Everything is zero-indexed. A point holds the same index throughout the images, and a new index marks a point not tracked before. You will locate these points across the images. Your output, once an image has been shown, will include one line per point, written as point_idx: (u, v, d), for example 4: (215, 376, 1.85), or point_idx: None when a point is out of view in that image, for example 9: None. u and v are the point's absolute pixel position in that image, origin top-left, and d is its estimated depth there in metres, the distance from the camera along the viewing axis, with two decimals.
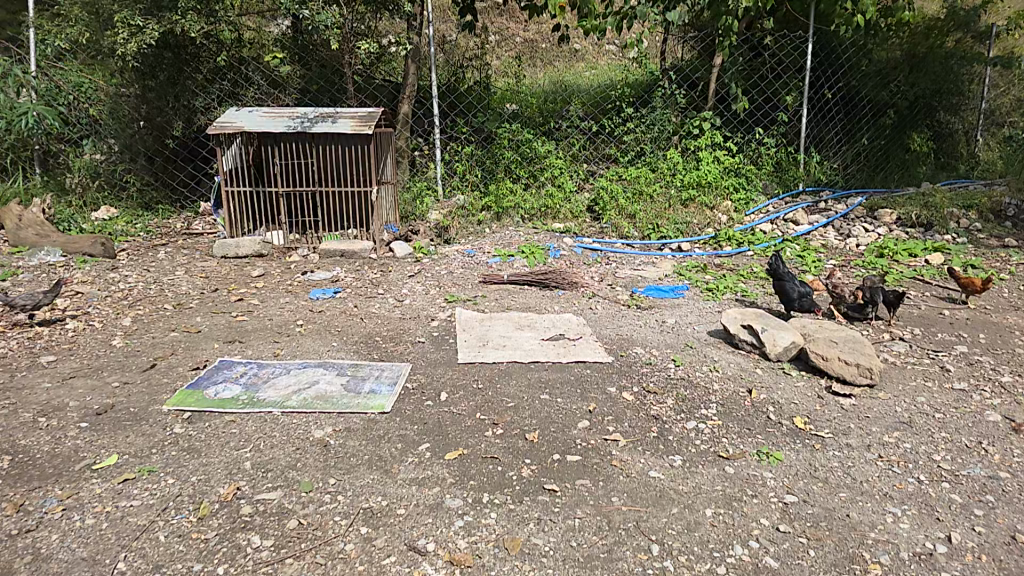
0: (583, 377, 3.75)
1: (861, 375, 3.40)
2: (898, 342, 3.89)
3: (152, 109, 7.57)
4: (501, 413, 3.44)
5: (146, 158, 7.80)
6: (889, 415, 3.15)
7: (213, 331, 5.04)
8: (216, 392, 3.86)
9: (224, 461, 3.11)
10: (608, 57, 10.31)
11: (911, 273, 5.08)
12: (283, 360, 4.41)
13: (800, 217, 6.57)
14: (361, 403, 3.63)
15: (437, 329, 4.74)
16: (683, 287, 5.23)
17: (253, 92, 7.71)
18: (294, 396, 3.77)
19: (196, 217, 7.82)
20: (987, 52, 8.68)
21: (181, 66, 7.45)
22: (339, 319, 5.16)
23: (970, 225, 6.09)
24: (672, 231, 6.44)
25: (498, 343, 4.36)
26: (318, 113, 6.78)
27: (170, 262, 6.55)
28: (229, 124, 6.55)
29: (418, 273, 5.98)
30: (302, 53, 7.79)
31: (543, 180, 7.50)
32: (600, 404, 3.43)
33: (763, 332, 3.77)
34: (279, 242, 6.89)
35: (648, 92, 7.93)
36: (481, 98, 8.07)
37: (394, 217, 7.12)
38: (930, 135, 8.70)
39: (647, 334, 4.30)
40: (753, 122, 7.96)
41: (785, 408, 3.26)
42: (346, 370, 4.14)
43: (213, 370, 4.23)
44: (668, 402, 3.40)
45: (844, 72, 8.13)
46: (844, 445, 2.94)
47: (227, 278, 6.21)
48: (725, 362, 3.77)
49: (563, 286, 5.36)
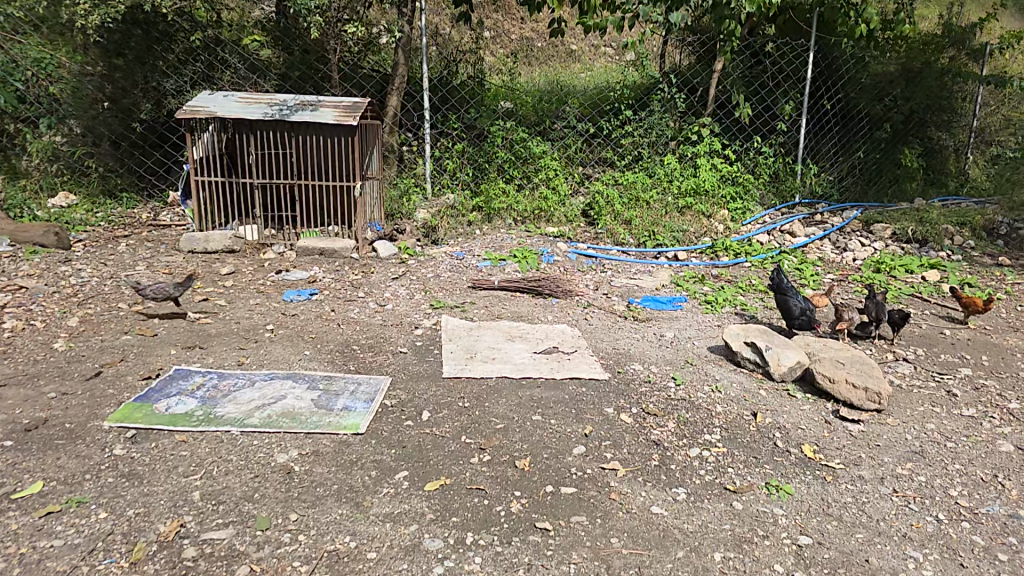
0: (580, 396, 3.49)
1: (869, 400, 3.22)
2: (903, 363, 3.74)
3: (117, 90, 7.06)
4: (490, 435, 3.19)
5: (111, 142, 7.28)
6: (901, 444, 2.94)
7: (173, 335, 4.65)
8: (168, 407, 3.61)
9: (168, 491, 2.91)
10: (604, 58, 10.12)
11: (909, 290, 4.99)
12: (247, 370, 4.10)
13: (796, 228, 6.45)
14: (333, 423, 3.38)
15: (421, 339, 4.43)
16: (681, 299, 5.02)
17: (230, 76, 7.23)
18: (257, 413, 3.52)
19: (163, 208, 7.36)
20: (982, 70, 8.72)
21: (151, 44, 6.96)
22: (315, 324, 4.81)
23: (964, 243, 6.03)
24: (667, 239, 6.24)
25: (489, 355, 4.08)
26: (299, 100, 6.33)
27: (130, 256, 6.11)
28: (201, 108, 6.07)
29: (402, 275, 5.66)
30: (284, 36, 7.35)
31: (536, 180, 7.24)
32: (597, 427, 3.19)
33: (768, 350, 3.57)
34: (252, 237, 6.46)
35: (646, 95, 7.75)
36: (474, 94, 7.74)
37: (378, 214, 6.73)
38: (921, 150, 8.65)
39: (645, 349, 4.08)
40: (752, 130, 7.89)
41: (792, 433, 3.05)
42: (318, 384, 3.84)
43: (168, 381, 3.93)
44: (670, 425, 3.17)
45: (845, 82, 8.18)
46: (856, 477, 2.71)
47: (192, 274, 5.79)
48: (729, 381, 3.56)
49: (557, 294, 5.10)
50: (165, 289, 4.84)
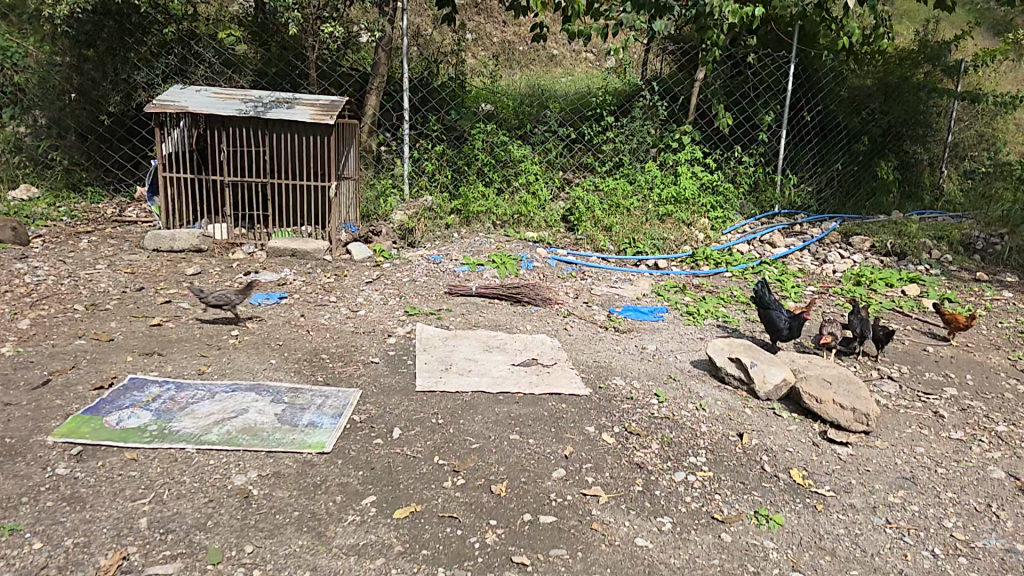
0: (559, 414, 3.32)
1: (857, 421, 3.12)
2: (888, 380, 3.67)
3: (86, 81, 6.69)
4: (465, 456, 3.00)
5: (78, 134, 6.92)
6: (891, 469, 2.84)
7: (130, 340, 4.35)
8: (119, 421, 3.34)
9: (113, 518, 2.65)
10: (587, 64, 10.05)
11: (891, 304, 4.95)
12: (207, 380, 3.84)
13: (777, 239, 6.40)
14: (296, 440, 3.15)
15: (393, 348, 4.22)
16: (663, 309, 4.89)
17: (204, 70, 6.83)
18: (215, 429, 3.27)
19: (129, 203, 6.98)
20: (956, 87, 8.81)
21: (124, 36, 6.62)
22: (282, 330, 4.56)
23: (943, 256, 6.05)
24: (648, 247, 6.13)
25: (464, 367, 3.89)
26: (275, 97, 6.08)
27: (90, 254, 5.77)
28: (172, 102, 5.79)
29: (376, 279, 5.44)
30: (261, 31, 7.02)
31: (517, 185, 7.05)
32: (578, 448, 3.03)
33: (753, 367, 3.46)
34: (221, 236, 6.16)
35: (629, 101, 7.67)
36: (455, 95, 7.56)
37: (353, 215, 6.48)
38: (897, 164, 8.71)
39: (627, 362, 3.94)
40: (733, 140, 7.86)
41: (780, 456, 2.93)
42: (282, 397, 3.60)
43: (120, 392, 3.65)
44: (653, 446, 3.02)
45: (824, 95, 8.22)
46: (848, 506, 2.60)
47: (155, 274, 5.48)
48: (712, 399, 3.43)
49: (536, 303, 4.93)
50: (228, 297, 4.55)
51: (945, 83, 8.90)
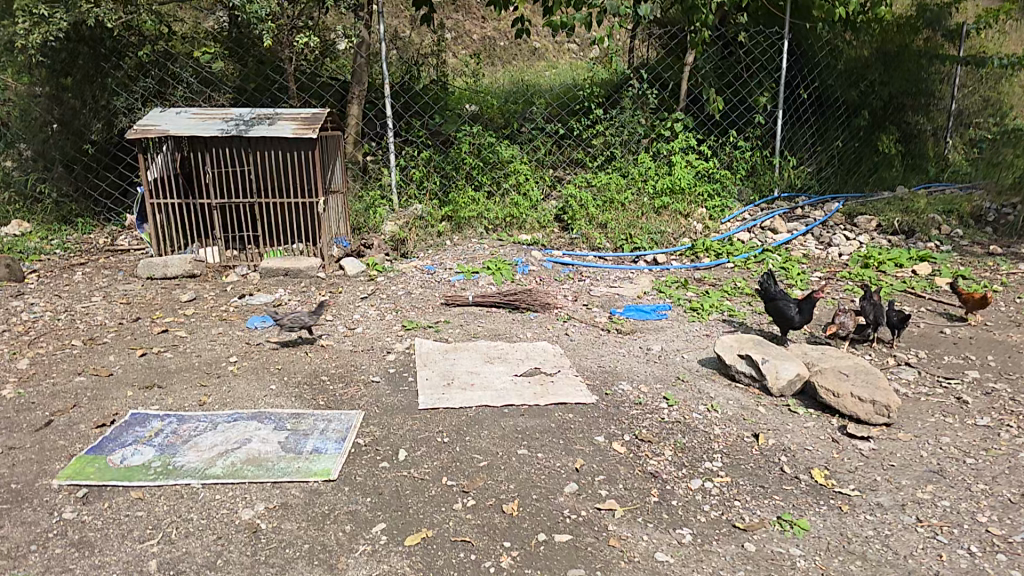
0: (566, 424, 3.23)
1: (877, 413, 3.02)
2: (906, 368, 3.57)
3: (67, 111, 6.65)
4: (473, 475, 2.92)
5: (64, 165, 6.86)
6: (916, 463, 2.74)
7: (129, 374, 4.28)
8: (123, 459, 3.26)
9: (122, 562, 2.59)
10: (569, 55, 9.96)
11: (902, 286, 4.84)
12: (209, 411, 3.76)
13: (778, 225, 6.28)
14: (302, 468, 3.07)
15: (393, 365, 4.13)
16: (665, 307, 4.79)
17: (183, 91, 6.80)
18: (219, 462, 3.19)
19: (122, 231, 6.92)
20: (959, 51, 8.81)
21: (100, 62, 6.60)
22: (281, 353, 4.49)
23: (952, 232, 5.93)
24: (646, 242, 6.03)
25: (466, 380, 3.80)
26: (256, 114, 6.02)
27: (87, 286, 5.71)
28: (152, 127, 5.71)
29: (373, 293, 5.35)
30: (237, 46, 6.93)
31: (507, 186, 6.97)
32: (589, 459, 2.94)
33: (764, 363, 3.36)
34: (214, 259, 6.10)
35: (616, 92, 7.57)
36: (439, 99, 7.47)
37: (344, 230, 6.40)
38: (899, 136, 8.59)
39: (633, 365, 3.84)
40: (727, 124, 7.75)
41: (800, 456, 2.83)
42: (285, 424, 3.52)
43: (123, 428, 3.58)
44: (666, 453, 2.93)
45: (819, 70, 8.09)
46: (875, 505, 2.49)
47: (153, 304, 5.41)
48: (724, 399, 3.33)
49: (535, 308, 4.83)
50: (302, 318, 4.52)
51: (947, 48, 8.89)
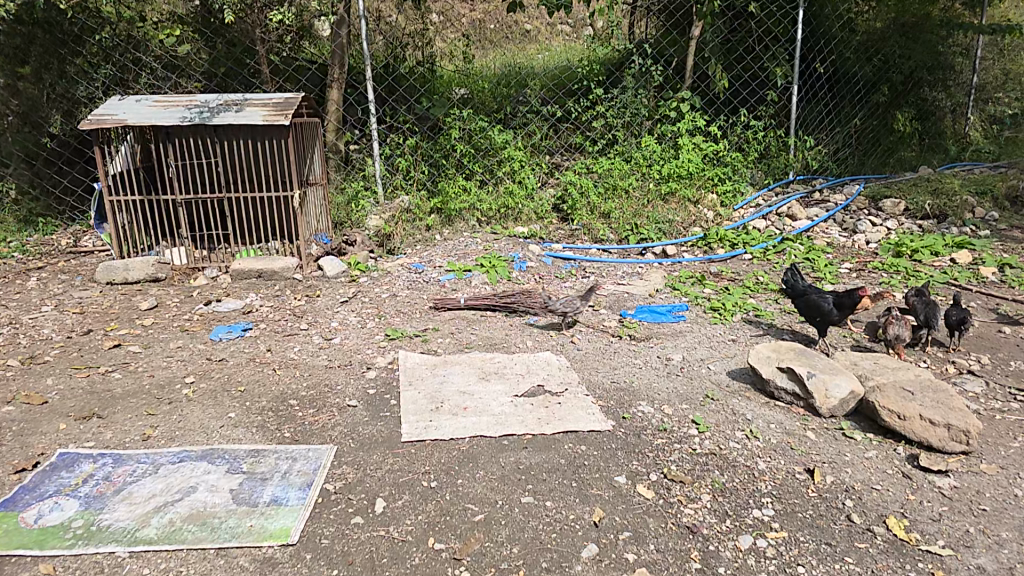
0: (578, 461, 2.68)
1: (954, 440, 2.53)
2: (970, 377, 3.07)
3: (26, 102, 5.90)
4: (467, 535, 2.36)
5: (24, 161, 6.10)
6: (1013, 507, 2.26)
7: (68, 401, 3.64)
8: (38, 517, 2.65)
9: None
10: (562, 36, 9.18)
11: (945, 277, 4.37)
12: (152, 449, 3.15)
13: (796, 211, 5.76)
14: (254, 529, 2.50)
15: (375, 386, 3.55)
16: (682, 306, 4.23)
17: (147, 78, 6.14)
18: (154, 521, 2.59)
19: (88, 231, 6.24)
20: (981, 18, 8.18)
21: (58, 49, 5.84)
22: (245, 371, 3.88)
23: (988, 215, 5.46)
24: (651, 232, 5.47)
25: (458, 404, 3.22)
26: (223, 100, 5.30)
27: (37, 293, 5.05)
28: (109, 116, 5.02)
29: (353, 297, 4.76)
30: (206, 27, 6.16)
31: (500, 175, 6.37)
32: (609, 509, 2.40)
33: (811, 379, 2.83)
34: (180, 261, 5.47)
35: (618, 69, 6.95)
36: (425, 82, 6.83)
37: (324, 225, 5.77)
38: (918, 113, 8.01)
39: (652, 379, 3.29)
40: (738, 102, 7.21)
41: (869, 499, 2.33)
42: (240, 466, 2.92)
43: (46, 474, 2.96)
44: (704, 499, 2.40)
45: (835, 44, 7.33)
46: (977, 570, 2.01)
47: (107, 312, 4.77)
48: (764, 422, 2.80)
49: (535, 312, 4.27)
50: (574, 303, 3.94)
51: (967, 17, 8.27)
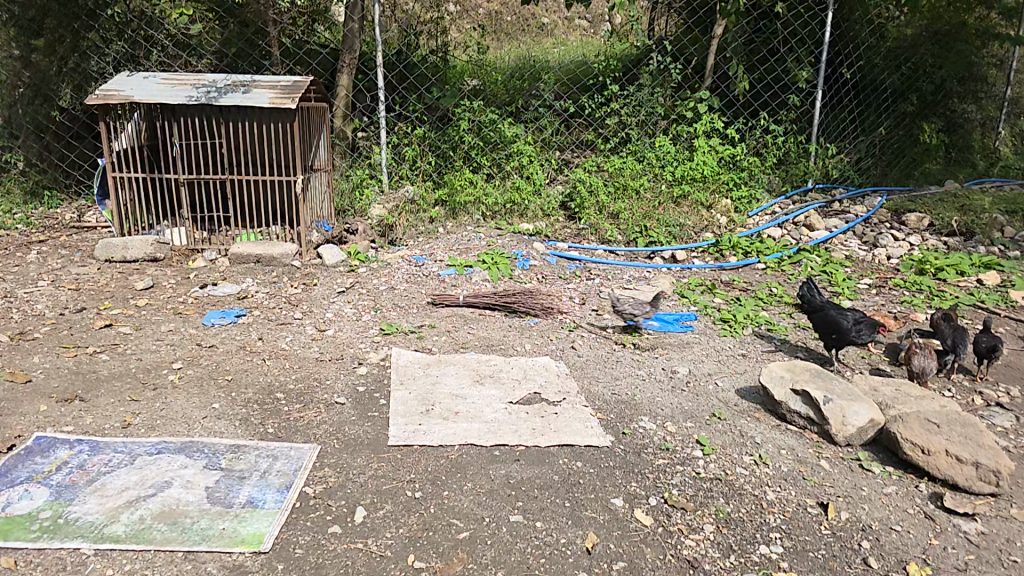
0: (574, 479, 2.51)
1: (981, 480, 2.34)
2: (998, 411, 2.87)
3: (37, 74, 5.81)
4: (451, 553, 2.20)
5: (35, 135, 6.01)
6: None
7: (51, 381, 3.50)
8: (6, 505, 2.50)
9: None
10: (579, 31, 8.93)
11: (970, 299, 4.16)
12: (130, 438, 2.99)
13: (814, 221, 5.50)
14: (225, 533, 2.34)
15: (364, 383, 3.39)
16: (690, 316, 4.03)
17: (157, 55, 5.95)
18: (124, 518, 2.44)
19: (93, 207, 6.10)
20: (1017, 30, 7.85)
21: (71, 21, 5.70)
22: (235, 360, 3.73)
23: (1018, 234, 5.21)
24: (663, 236, 5.27)
25: (449, 407, 3.06)
26: (230, 80, 5.14)
27: (34, 268, 4.93)
28: (115, 91, 4.90)
29: (351, 287, 4.61)
30: (219, 7, 5.99)
31: (509, 169, 6.17)
32: (605, 535, 2.22)
33: (828, 405, 2.65)
34: (180, 242, 5.32)
35: (636, 67, 6.73)
36: (436, 71, 6.66)
37: (326, 212, 5.61)
38: (947, 126, 7.70)
39: (654, 393, 3.11)
40: (759, 105, 6.93)
41: (888, 541, 2.15)
42: (219, 462, 2.77)
43: (19, 459, 2.80)
44: (707, 530, 2.22)
45: (862, 51, 7.14)
46: None
47: (102, 291, 4.64)
48: (774, 448, 2.62)
49: (535, 313, 4.08)
50: (644, 309, 3.73)
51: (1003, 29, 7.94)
